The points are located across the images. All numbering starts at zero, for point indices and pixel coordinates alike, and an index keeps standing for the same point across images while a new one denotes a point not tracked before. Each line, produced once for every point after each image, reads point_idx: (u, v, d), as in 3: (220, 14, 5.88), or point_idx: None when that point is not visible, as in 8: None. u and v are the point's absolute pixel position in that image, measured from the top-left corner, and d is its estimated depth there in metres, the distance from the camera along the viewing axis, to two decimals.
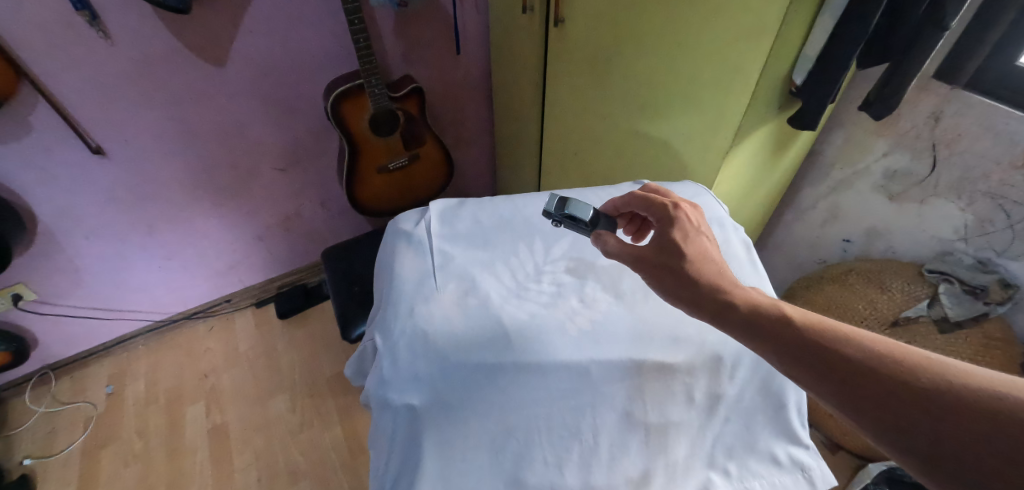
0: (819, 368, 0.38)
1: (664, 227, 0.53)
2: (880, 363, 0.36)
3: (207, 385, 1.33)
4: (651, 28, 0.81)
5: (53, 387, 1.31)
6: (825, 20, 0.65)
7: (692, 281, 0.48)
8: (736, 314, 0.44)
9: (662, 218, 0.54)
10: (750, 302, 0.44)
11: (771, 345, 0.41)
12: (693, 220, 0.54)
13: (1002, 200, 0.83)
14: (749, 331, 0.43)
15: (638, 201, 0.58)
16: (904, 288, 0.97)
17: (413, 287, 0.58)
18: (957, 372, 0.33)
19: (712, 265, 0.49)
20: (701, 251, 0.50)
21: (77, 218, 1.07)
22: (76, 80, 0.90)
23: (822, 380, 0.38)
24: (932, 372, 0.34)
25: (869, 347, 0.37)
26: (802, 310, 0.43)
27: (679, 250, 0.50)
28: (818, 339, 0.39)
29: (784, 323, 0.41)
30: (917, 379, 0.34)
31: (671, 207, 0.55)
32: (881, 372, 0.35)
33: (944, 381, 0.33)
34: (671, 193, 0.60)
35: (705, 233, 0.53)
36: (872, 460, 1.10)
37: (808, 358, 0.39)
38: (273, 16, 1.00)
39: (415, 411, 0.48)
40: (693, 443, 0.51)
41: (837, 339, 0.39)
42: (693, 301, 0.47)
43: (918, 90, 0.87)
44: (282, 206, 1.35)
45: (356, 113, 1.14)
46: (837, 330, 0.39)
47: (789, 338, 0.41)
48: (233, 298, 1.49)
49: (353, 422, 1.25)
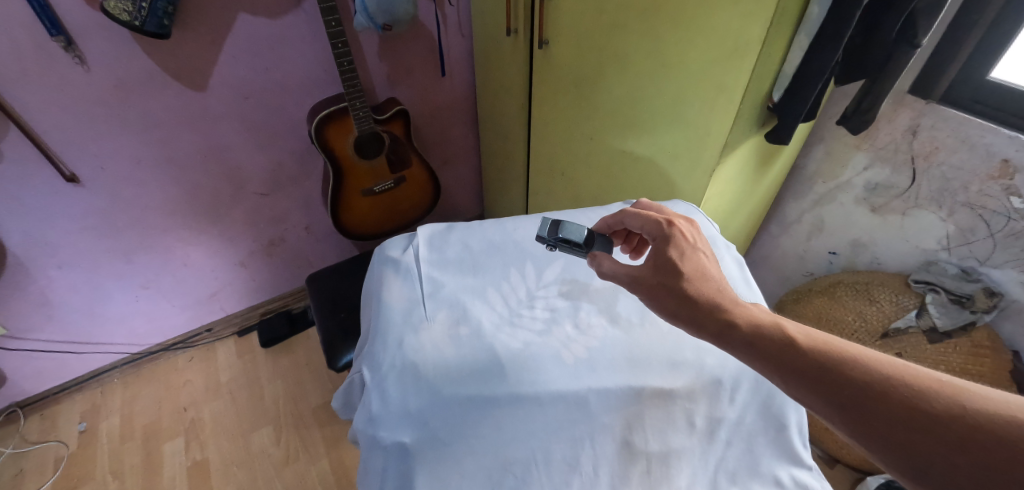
0: (824, 388, 0.37)
1: (660, 245, 0.52)
2: (889, 383, 0.35)
3: (187, 419, 1.28)
4: (635, 51, 0.82)
5: (21, 425, 1.24)
6: (801, 39, 0.67)
7: (690, 300, 0.47)
8: (737, 334, 0.43)
9: (658, 236, 0.53)
10: (752, 320, 0.43)
11: (775, 367, 0.40)
12: (689, 236, 0.53)
13: (981, 210, 0.85)
14: (754, 351, 0.41)
15: (632, 217, 0.57)
16: (892, 299, 0.99)
17: (401, 317, 0.57)
18: (966, 394, 0.33)
19: (710, 282, 0.48)
20: (699, 269, 0.49)
21: (49, 248, 1.03)
22: (51, 107, 0.87)
23: (829, 400, 0.37)
24: (945, 395, 0.33)
25: (877, 368, 0.36)
26: (801, 326, 0.42)
27: (675, 269, 0.49)
28: (823, 359, 0.38)
29: (787, 342, 0.40)
30: (928, 402, 0.33)
31: (665, 224, 0.54)
32: (889, 395, 0.34)
33: (957, 406, 0.33)
34: (665, 209, 0.59)
35: (702, 249, 0.52)
36: (871, 474, 1.09)
37: (814, 379, 0.38)
38: (255, 39, 0.99)
39: (407, 450, 0.46)
40: (695, 471, 0.49)
41: (843, 359, 0.38)
42: (692, 320, 0.46)
43: (895, 105, 0.90)
44: (265, 231, 1.32)
45: (341, 137, 1.13)
46: (843, 349, 0.38)
47: (792, 355, 0.39)
48: (213, 327, 1.44)
49: (341, 453, 1.21)
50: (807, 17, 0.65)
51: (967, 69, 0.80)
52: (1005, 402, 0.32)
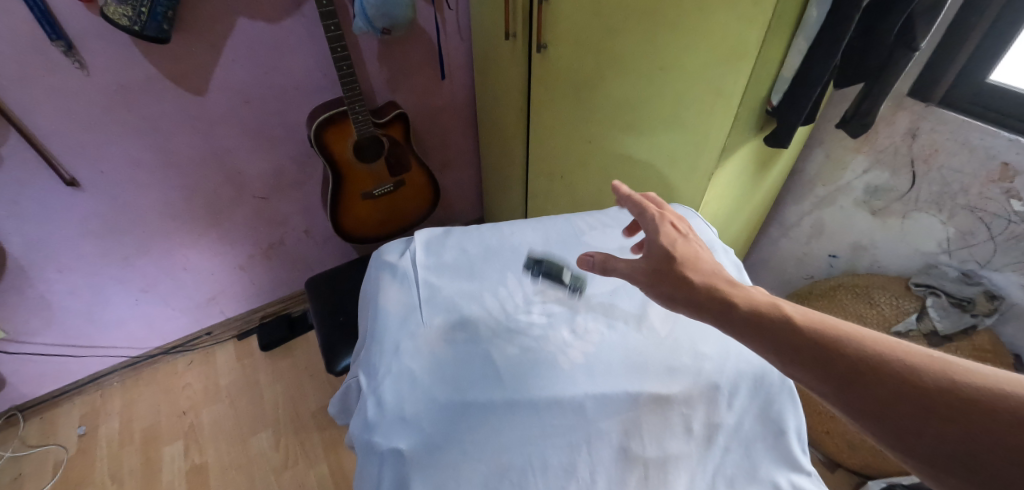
0: (822, 366, 0.36)
1: (652, 234, 0.50)
2: (884, 359, 0.35)
3: (186, 422, 1.27)
4: (634, 54, 0.82)
5: (21, 429, 1.24)
6: (799, 42, 0.67)
7: (688, 284, 0.46)
8: (735, 314, 0.42)
9: (649, 226, 0.52)
10: (750, 302, 0.42)
11: (773, 348, 0.39)
12: (680, 227, 0.52)
13: (981, 212, 0.84)
14: (752, 332, 0.41)
15: (629, 205, 0.55)
16: (892, 302, 0.98)
17: (398, 323, 0.57)
18: (958, 369, 0.33)
19: (705, 266, 0.47)
20: (692, 253, 0.49)
21: (49, 252, 1.03)
22: (51, 111, 0.87)
23: (825, 376, 0.36)
24: (937, 370, 0.33)
25: (872, 346, 0.36)
26: (798, 307, 0.41)
27: (667, 254, 0.48)
28: (820, 338, 0.38)
29: (784, 322, 0.40)
30: (922, 376, 0.33)
31: (659, 219, 0.52)
32: (884, 372, 0.34)
33: (948, 380, 0.33)
34: (664, 204, 0.58)
35: (693, 239, 0.51)
36: (872, 478, 1.08)
37: (812, 357, 0.37)
38: (255, 44, 1.00)
39: (405, 458, 0.45)
40: (693, 475, 0.49)
41: (840, 338, 0.37)
42: (692, 302, 0.45)
43: (894, 108, 0.90)
44: (265, 235, 1.32)
45: (340, 140, 1.13)
46: (839, 328, 0.38)
47: (790, 336, 0.39)
48: (213, 330, 1.44)
49: (340, 457, 1.21)
50: (805, 20, 0.65)
51: (966, 72, 0.80)
52: (997, 376, 0.32)
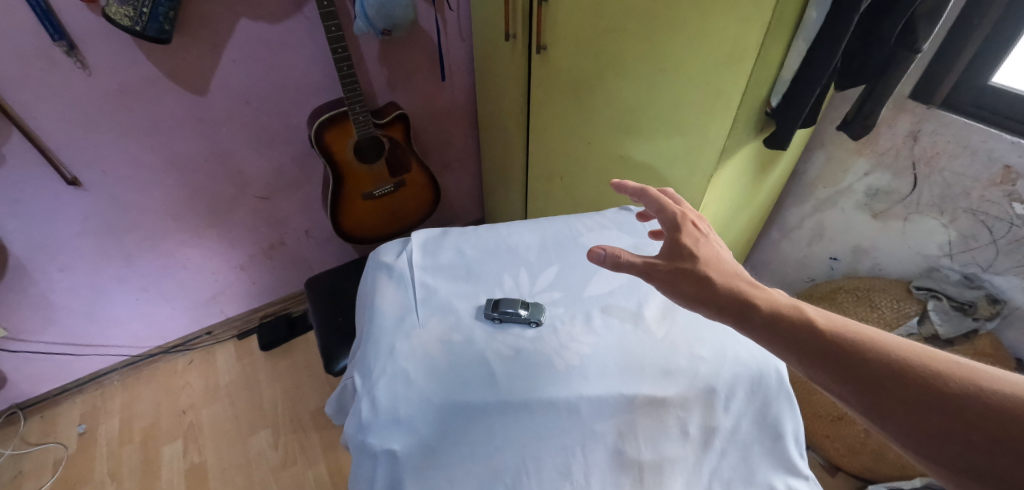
0: (845, 369, 0.36)
1: (671, 233, 0.50)
2: (907, 364, 0.35)
3: (186, 421, 1.28)
4: (634, 55, 0.82)
5: (22, 428, 1.24)
6: (799, 44, 0.66)
7: (708, 284, 0.45)
8: (756, 316, 0.41)
9: (670, 225, 0.51)
10: (772, 304, 0.42)
11: (793, 350, 0.39)
12: (700, 226, 0.52)
13: (983, 215, 0.84)
14: (772, 335, 0.40)
15: (649, 202, 0.54)
16: (893, 305, 0.97)
17: (393, 324, 0.57)
18: (982, 375, 0.32)
19: (727, 267, 0.47)
20: (715, 254, 0.48)
21: (50, 251, 1.04)
22: (53, 111, 0.88)
23: (848, 379, 0.36)
24: (962, 376, 0.33)
25: (893, 349, 0.36)
26: (822, 311, 0.41)
27: (689, 253, 0.48)
28: (842, 342, 0.37)
29: (806, 324, 0.39)
30: (946, 382, 0.33)
31: (679, 216, 0.52)
32: (907, 376, 0.34)
33: (974, 386, 0.32)
34: (682, 202, 0.57)
35: (714, 240, 0.51)
36: (873, 483, 1.07)
37: (832, 360, 0.37)
38: (256, 44, 1.00)
39: (398, 458, 0.45)
40: (691, 479, 0.49)
41: (862, 343, 0.37)
42: (712, 303, 0.44)
43: (896, 110, 0.89)
44: (266, 235, 1.33)
45: (341, 140, 1.13)
46: (862, 332, 0.37)
47: (812, 339, 0.38)
48: (213, 329, 1.44)
49: (338, 458, 1.20)
50: (805, 22, 0.64)
51: (968, 75, 0.80)
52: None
